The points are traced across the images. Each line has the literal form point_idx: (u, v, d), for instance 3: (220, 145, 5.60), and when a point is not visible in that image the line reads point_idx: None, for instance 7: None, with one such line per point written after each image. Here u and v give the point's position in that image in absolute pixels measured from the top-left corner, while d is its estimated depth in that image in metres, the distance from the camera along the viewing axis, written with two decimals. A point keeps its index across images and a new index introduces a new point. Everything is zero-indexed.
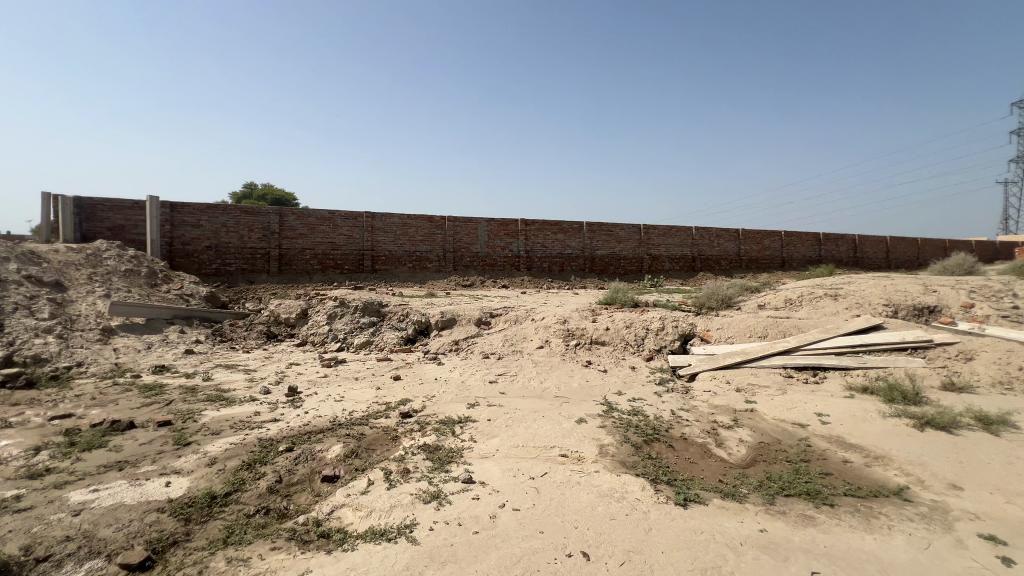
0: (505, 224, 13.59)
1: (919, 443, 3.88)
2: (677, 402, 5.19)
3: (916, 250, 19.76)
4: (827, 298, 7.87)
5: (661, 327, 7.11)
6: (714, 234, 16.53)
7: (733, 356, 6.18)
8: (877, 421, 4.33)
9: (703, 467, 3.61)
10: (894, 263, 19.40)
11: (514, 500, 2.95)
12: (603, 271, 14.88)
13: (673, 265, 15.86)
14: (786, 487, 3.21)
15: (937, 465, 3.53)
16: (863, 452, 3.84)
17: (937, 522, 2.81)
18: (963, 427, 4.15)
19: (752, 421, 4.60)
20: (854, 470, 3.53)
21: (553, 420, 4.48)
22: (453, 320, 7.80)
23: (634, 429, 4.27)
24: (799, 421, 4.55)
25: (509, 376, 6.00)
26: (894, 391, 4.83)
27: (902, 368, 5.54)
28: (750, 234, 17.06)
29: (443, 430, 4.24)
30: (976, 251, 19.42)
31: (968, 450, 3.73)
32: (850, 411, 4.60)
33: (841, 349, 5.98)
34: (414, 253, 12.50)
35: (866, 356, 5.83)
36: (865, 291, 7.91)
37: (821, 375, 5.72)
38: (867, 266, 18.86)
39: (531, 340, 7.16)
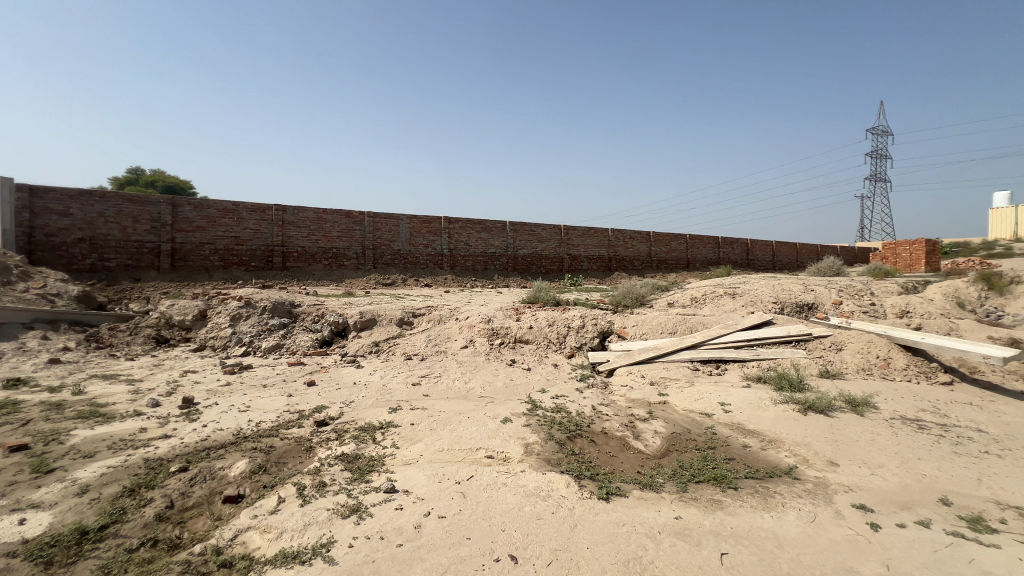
0: (428, 222, 13.32)
1: (803, 426, 4.37)
2: (597, 397, 5.40)
3: (795, 253, 22.40)
4: (727, 297, 8.63)
5: (581, 325, 7.36)
6: (628, 236, 17.49)
7: (647, 351, 6.57)
8: (769, 408, 4.81)
9: (623, 459, 3.77)
10: (779, 264, 21.81)
11: (440, 507, 2.86)
12: (526, 270, 15.11)
13: (592, 265, 16.52)
14: (696, 474, 3.45)
15: (818, 445, 3.99)
16: (759, 437, 4.24)
17: (821, 496, 3.17)
18: (837, 409, 4.73)
19: (665, 413, 4.90)
20: (752, 454, 3.89)
21: (478, 420, 4.44)
22: (374, 321, 7.46)
23: (558, 425, 4.36)
24: (705, 411, 4.92)
25: (432, 378, 5.85)
26: (783, 380, 5.41)
27: (788, 359, 6.22)
28: (660, 237, 18.29)
29: (363, 437, 4.02)
30: (842, 255, 22.43)
31: (841, 430, 4.27)
32: (748, 400, 5.06)
33: (739, 343, 6.59)
34: (330, 249, 11.81)
35: (760, 349, 6.47)
36: (758, 290, 8.79)
37: (722, 367, 6.25)
38: (757, 267, 21.02)
39: (455, 340, 7.06)
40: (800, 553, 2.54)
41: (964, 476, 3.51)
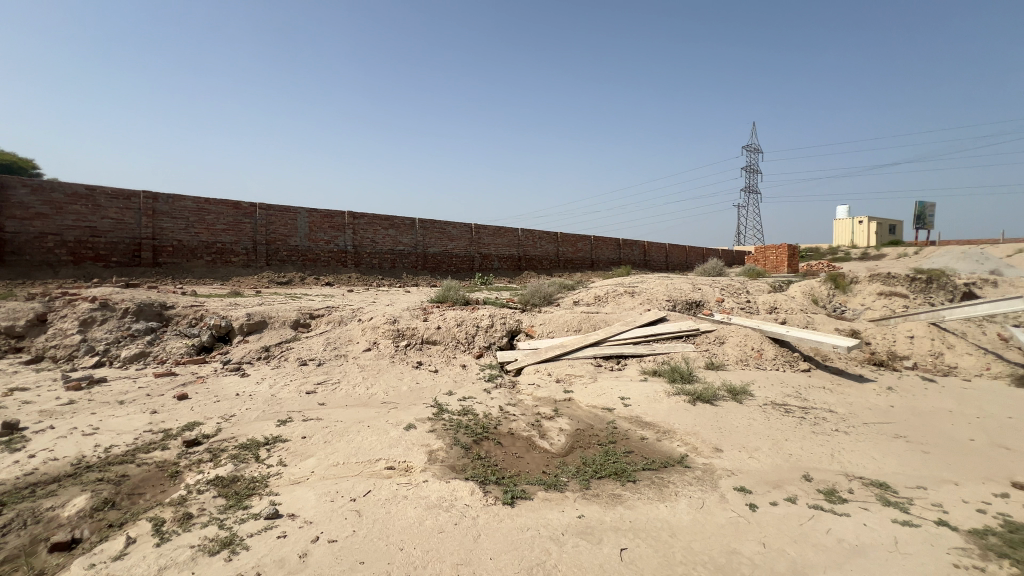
0: (329, 216, 12.46)
1: (692, 415, 4.70)
2: (505, 397, 5.36)
3: (685, 255, 24.54)
4: (627, 295, 9.12)
5: (490, 325, 7.31)
6: (537, 236, 17.90)
7: (553, 349, 6.70)
8: (664, 400, 5.12)
9: (529, 460, 3.74)
10: (671, 265, 23.73)
11: (331, 530, 2.59)
12: (435, 269, 14.76)
13: (502, 264, 16.64)
14: (598, 469, 3.53)
15: (706, 433, 4.31)
16: (655, 429, 4.47)
17: (708, 482, 3.40)
18: (720, 398, 5.18)
19: (570, 410, 5.00)
20: (648, 446, 4.08)
21: (380, 429, 4.16)
22: (264, 323, 6.75)
23: (464, 429, 4.23)
24: (607, 405, 5.11)
25: (331, 384, 5.41)
26: (675, 373, 5.81)
27: (680, 353, 6.71)
28: (567, 238, 18.97)
29: (244, 456, 3.56)
30: (723, 258, 25.03)
31: (724, 418, 4.65)
32: (645, 393, 5.35)
33: (637, 339, 6.97)
34: (213, 244, 10.52)
35: (655, 344, 6.90)
36: (653, 289, 9.40)
37: (622, 362, 6.57)
38: (653, 267, 22.69)
39: (357, 342, 6.63)
40: (691, 540, 2.68)
41: (821, 453, 3.99)
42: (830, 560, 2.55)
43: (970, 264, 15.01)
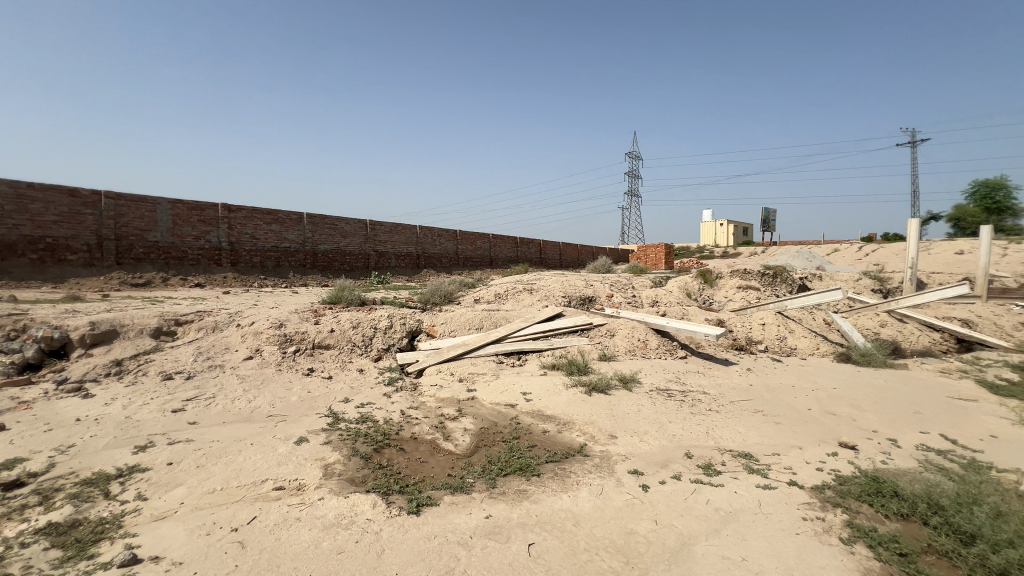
0: (198, 209, 11.01)
1: (589, 405, 4.96)
2: (407, 400, 5.18)
3: (577, 253, 25.92)
4: (526, 292, 9.36)
5: (389, 325, 7.01)
6: (436, 234, 17.63)
7: (455, 348, 6.63)
8: (563, 392, 5.33)
9: (433, 464, 3.65)
10: (565, 262, 24.90)
11: (207, 568, 2.26)
12: (327, 267, 13.77)
13: (400, 262, 16.09)
14: (504, 467, 3.55)
15: (601, 422, 4.57)
16: (556, 421, 4.64)
17: (606, 469, 3.60)
18: (613, 387, 5.54)
19: (474, 409, 4.98)
20: (550, 438, 4.21)
21: (265, 446, 3.76)
22: (114, 332, 5.72)
23: (363, 438, 3.99)
24: (510, 402, 5.18)
25: (204, 400, 4.77)
26: (572, 365, 6.09)
27: (576, 346, 7.05)
28: (466, 236, 18.95)
29: (88, 494, 2.97)
30: (610, 256, 26.91)
31: (617, 406, 4.98)
32: (545, 387, 5.53)
33: (536, 335, 7.19)
34: (42, 239, 8.69)
35: (553, 339, 7.17)
36: (551, 286, 9.78)
37: (523, 358, 6.72)
38: (549, 265, 23.62)
39: (236, 350, 5.93)
40: (593, 527, 2.81)
41: (698, 432, 4.45)
42: (710, 528, 2.85)
43: (803, 261, 17.94)
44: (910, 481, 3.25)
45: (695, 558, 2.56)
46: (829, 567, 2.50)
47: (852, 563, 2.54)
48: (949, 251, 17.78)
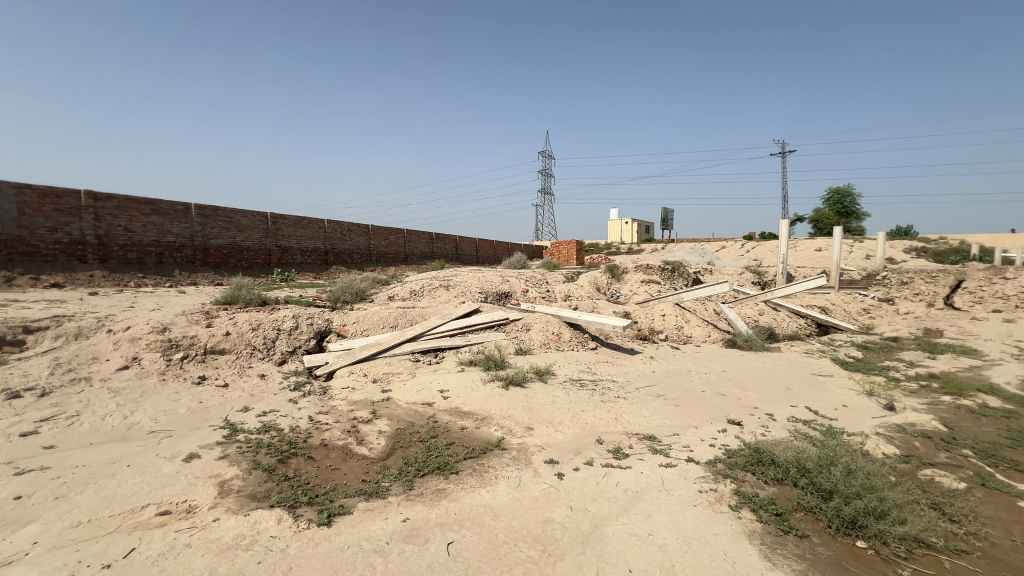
0: (54, 196, 9.39)
1: (506, 399, 5.03)
2: (315, 405, 4.87)
3: (493, 249, 26.10)
4: (442, 289, 9.24)
5: (294, 326, 6.54)
6: (346, 228, 16.75)
7: (369, 348, 6.37)
8: (480, 388, 5.36)
9: (345, 471, 3.47)
10: (482, 258, 24.95)
11: None
12: (221, 264, 12.47)
13: (306, 258, 15.05)
14: (421, 467, 3.48)
15: (518, 415, 4.66)
16: (474, 417, 4.64)
17: (523, 460, 3.68)
18: (529, 380, 5.67)
19: (388, 410, 4.82)
20: (468, 435, 4.20)
21: (146, 466, 3.32)
22: None
23: (265, 449, 3.68)
24: (427, 400, 5.08)
25: (64, 420, 4.08)
26: (489, 361, 6.14)
27: (492, 341, 7.12)
28: (378, 231, 18.24)
29: None
30: (525, 252, 27.51)
31: (533, 398, 5.10)
32: (463, 384, 5.51)
33: (453, 331, 7.13)
34: None
35: (470, 335, 7.17)
36: (467, 282, 9.74)
37: (440, 355, 6.64)
38: (465, 261, 23.51)
39: (107, 359, 5.15)
40: (511, 519, 2.86)
41: (609, 418, 4.71)
42: (620, 508, 3.03)
43: (696, 257, 19.73)
44: (783, 449, 3.72)
45: (607, 538, 2.71)
46: (721, 532, 2.79)
47: (739, 526, 2.85)
48: (810, 248, 20.60)
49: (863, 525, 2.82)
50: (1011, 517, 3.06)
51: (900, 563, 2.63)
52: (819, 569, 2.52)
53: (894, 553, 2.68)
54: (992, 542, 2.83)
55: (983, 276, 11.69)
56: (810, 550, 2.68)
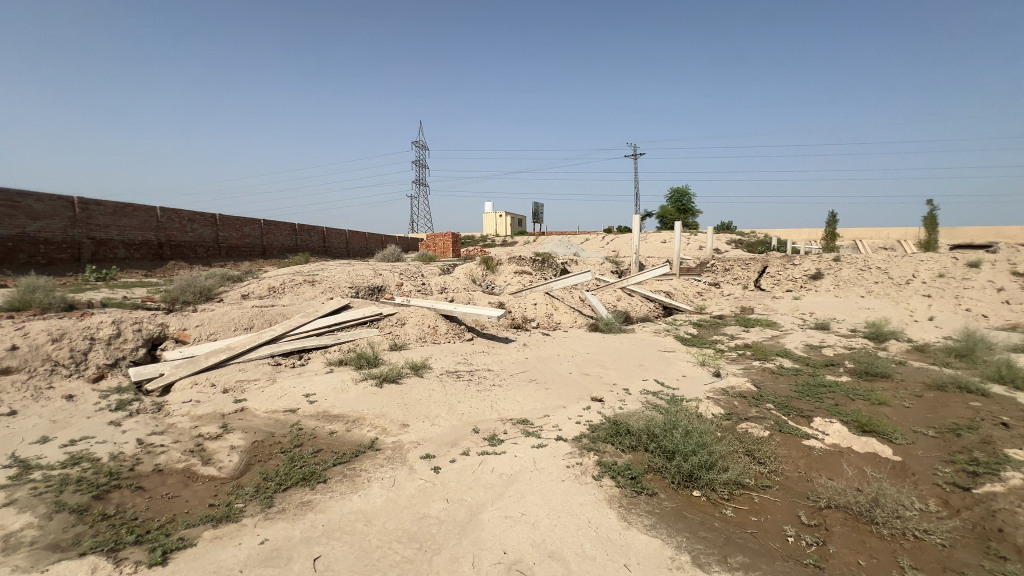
0: None
1: (380, 398, 4.83)
2: (145, 425, 4.11)
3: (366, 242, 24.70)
4: (306, 284, 8.48)
5: (114, 334, 5.45)
6: (186, 217, 14.39)
7: (217, 354, 5.59)
8: (351, 388, 5.05)
9: (187, 496, 3.00)
10: (354, 252, 23.34)
11: None
12: (4, 261, 9.81)
13: (132, 253, 12.60)
14: (283, 481, 3.17)
15: (393, 413, 4.50)
16: (343, 420, 4.36)
17: (398, 459, 3.57)
18: (404, 376, 5.51)
19: (243, 421, 4.29)
20: (337, 439, 3.94)
21: None
22: None
23: (74, 484, 3.01)
24: (289, 407, 4.63)
25: None
26: (361, 358, 5.82)
27: (364, 339, 6.76)
28: (228, 221, 16.02)
29: None
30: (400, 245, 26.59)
31: (409, 394, 4.98)
32: (331, 386, 5.13)
33: (319, 330, 6.62)
34: None
35: (339, 333, 6.72)
36: (335, 277, 9.08)
37: (305, 357, 6.10)
38: (334, 255, 21.77)
39: None
40: (385, 521, 2.76)
41: (485, 407, 4.80)
42: (495, 493, 3.12)
43: (564, 249, 21.08)
44: (636, 419, 4.18)
45: (483, 525, 2.77)
46: (585, 501, 3.03)
47: (601, 493, 3.13)
48: (657, 241, 23.37)
49: (698, 477, 3.30)
50: (798, 453, 3.85)
51: (724, 503, 3.13)
52: (665, 520, 2.88)
53: (720, 496, 3.18)
54: (786, 476, 3.53)
55: (779, 262, 14.46)
56: (658, 505, 3.05)
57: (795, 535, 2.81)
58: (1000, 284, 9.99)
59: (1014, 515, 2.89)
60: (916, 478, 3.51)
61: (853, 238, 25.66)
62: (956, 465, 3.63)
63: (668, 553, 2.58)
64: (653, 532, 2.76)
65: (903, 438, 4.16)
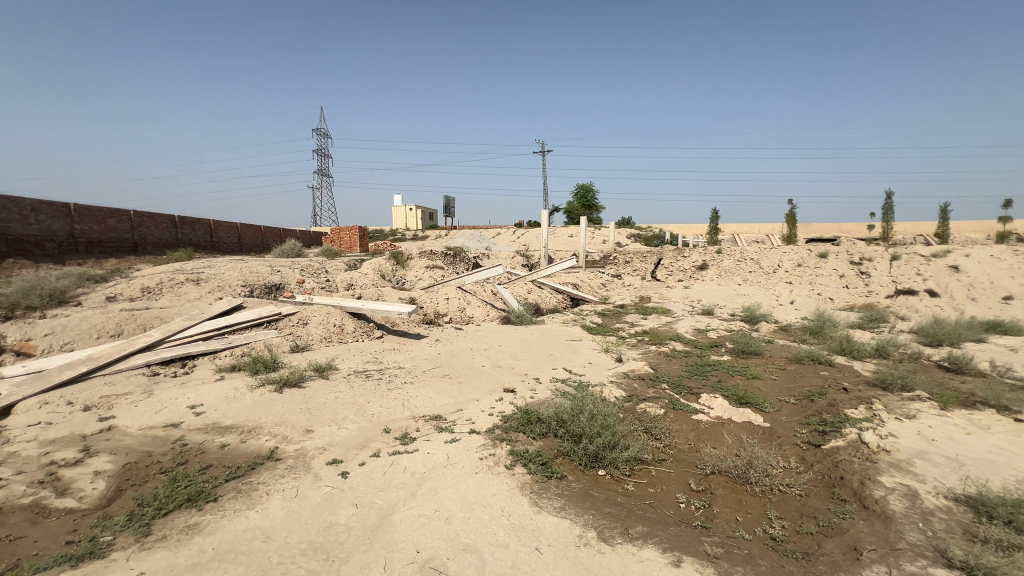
0: None
1: (279, 404, 4.48)
2: None
3: (262, 236, 22.05)
4: (189, 284, 7.58)
5: None
6: (27, 207, 12.06)
7: (74, 367, 4.79)
8: (245, 396, 4.62)
9: (38, 536, 2.55)
10: (247, 247, 20.89)
11: None
12: None
13: None
14: (164, 503, 2.82)
15: (295, 419, 4.20)
16: (237, 430, 3.98)
17: (301, 468, 3.35)
18: (307, 379, 5.17)
19: (111, 442, 3.73)
20: (230, 452, 3.59)
21: None
22: None
23: None
24: (170, 421, 4.12)
25: None
26: (257, 363, 5.35)
27: (261, 341, 6.21)
28: (86, 211, 13.70)
29: None
30: (302, 239, 24.67)
31: (312, 398, 4.68)
32: (222, 395, 4.65)
33: (207, 334, 5.97)
34: None
35: (230, 336, 6.10)
36: (224, 274, 8.23)
37: (189, 364, 5.46)
38: (224, 250, 19.34)
39: None
40: (287, 535, 2.58)
41: (396, 406, 4.67)
42: (407, 492, 3.06)
43: (475, 243, 21.11)
44: (546, 407, 4.33)
45: (395, 526, 2.70)
46: (498, 491, 3.09)
47: (513, 481, 3.21)
48: (564, 236, 24.33)
49: (602, 457, 3.52)
50: (688, 427, 4.26)
51: (626, 479, 3.38)
52: (573, 501, 3.03)
53: (622, 473, 3.42)
54: (678, 448, 3.88)
55: (672, 254, 15.80)
56: (567, 487, 3.20)
57: (686, 501, 3.11)
58: (842, 271, 11.82)
59: (852, 464, 3.47)
60: (780, 440, 4.06)
61: (731, 232, 28.85)
62: (810, 426, 4.26)
63: (576, 531, 2.72)
64: (563, 513, 2.89)
65: (771, 406, 4.79)
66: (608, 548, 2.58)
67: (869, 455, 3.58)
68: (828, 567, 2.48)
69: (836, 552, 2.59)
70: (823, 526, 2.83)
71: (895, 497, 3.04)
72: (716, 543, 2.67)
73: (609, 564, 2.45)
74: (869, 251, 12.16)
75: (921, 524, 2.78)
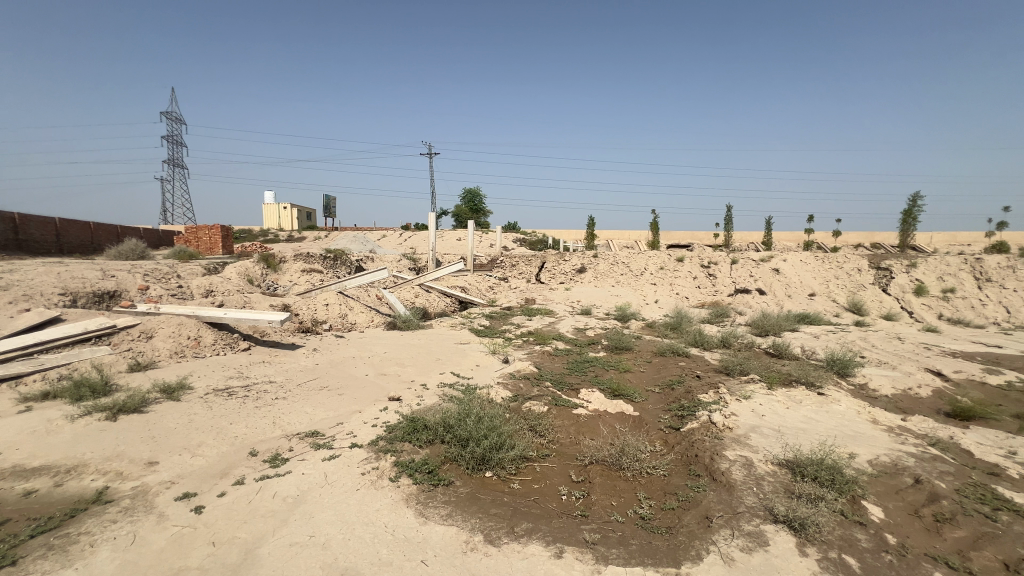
0: None
1: (112, 435, 3.75)
2: None
3: (90, 233, 18.39)
4: None
5: None
6: None
7: None
8: (63, 429, 3.78)
9: None
10: (68, 247, 17.21)
11: None
12: None
13: None
14: None
15: (134, 451, 3.55)
16: (51, 472, 3.24)
17: (140, 508, 2.83)
18: (151, 402, 4.40)
19: None
20: (37, 501, 2.90)
21: None
22: None
23: None
24: None
25: None
26: (81, 388, 4.42)
27: (86, 361, 5.14)
28: None
29: None
30: (146, 238, 21.12)
31: (158, 423, 4.01)
32: (27, 430, 3.74)
33: (7, 355, 4.80)
34: None
35: (42, 356, 4.96)
36: (33, 280, 6.68)
37: None
38: (34, 251, 15.71)
39: None
40: None
41: (266, 425, 4.20)
42: (277, 520, 2.77)
43: (358, 245, 20.11)
44: (433, 413, 4.24)
45: (261, 560, 2.43)
46: (382, 506, 2.94)
47: (398, 494, 3.09)
48: (452, 238, 24.31)
49: (489, 458, 3.55)
50: (569, 422, 4.50)
51: (511, 478, 3.45)
52: (459, 507, 3.01)
53: (508, 473, 3.50)
54: (560, 443, 4.08)
55: (554, 258, 16.67)
56: (453, 493, 3.17)
57: (567, 492, 3.28)
58: (695, 274, 13.53)
59: (704, 442, 3.97)
60: (648, 427, 4.50)
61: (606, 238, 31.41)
62: (671, 412, 4.78)
63: (463, 537, 2.70)
64: (449, 521, 2.85)
65: (640, 396, 5.28)
66: (494, 549, 2.61)
67: (717, 433, 4.12)
68: (686, 537, 2.79)
69: (692, 523, 2.93)
70: (682, 501, 3.18)
71: (736, 467, 3.54)
72: (594, 530, 2.85)
73: (495, 565, 2.47)
74: (714, 256, 14.07)
75: (755, 488, 3.27)
